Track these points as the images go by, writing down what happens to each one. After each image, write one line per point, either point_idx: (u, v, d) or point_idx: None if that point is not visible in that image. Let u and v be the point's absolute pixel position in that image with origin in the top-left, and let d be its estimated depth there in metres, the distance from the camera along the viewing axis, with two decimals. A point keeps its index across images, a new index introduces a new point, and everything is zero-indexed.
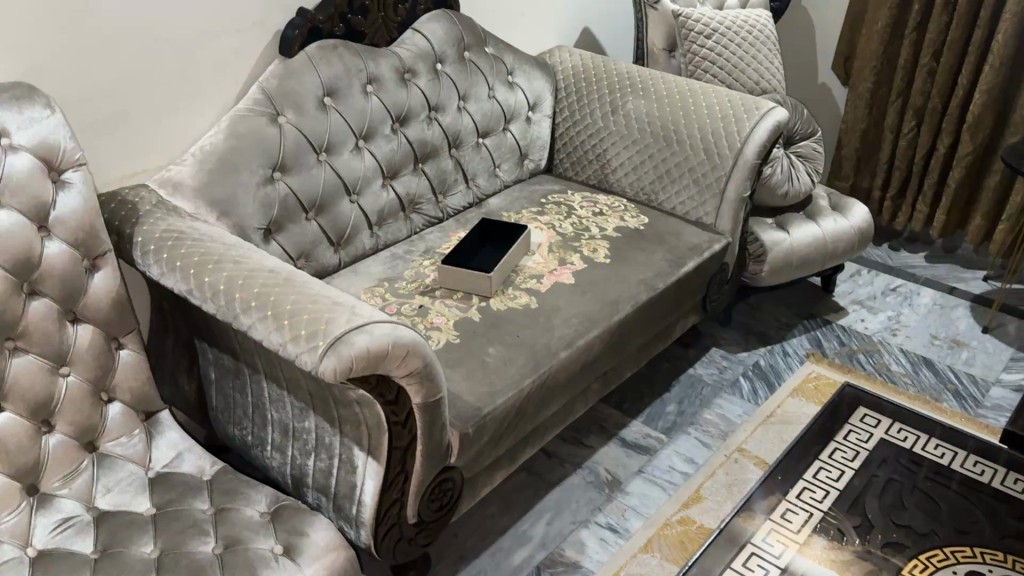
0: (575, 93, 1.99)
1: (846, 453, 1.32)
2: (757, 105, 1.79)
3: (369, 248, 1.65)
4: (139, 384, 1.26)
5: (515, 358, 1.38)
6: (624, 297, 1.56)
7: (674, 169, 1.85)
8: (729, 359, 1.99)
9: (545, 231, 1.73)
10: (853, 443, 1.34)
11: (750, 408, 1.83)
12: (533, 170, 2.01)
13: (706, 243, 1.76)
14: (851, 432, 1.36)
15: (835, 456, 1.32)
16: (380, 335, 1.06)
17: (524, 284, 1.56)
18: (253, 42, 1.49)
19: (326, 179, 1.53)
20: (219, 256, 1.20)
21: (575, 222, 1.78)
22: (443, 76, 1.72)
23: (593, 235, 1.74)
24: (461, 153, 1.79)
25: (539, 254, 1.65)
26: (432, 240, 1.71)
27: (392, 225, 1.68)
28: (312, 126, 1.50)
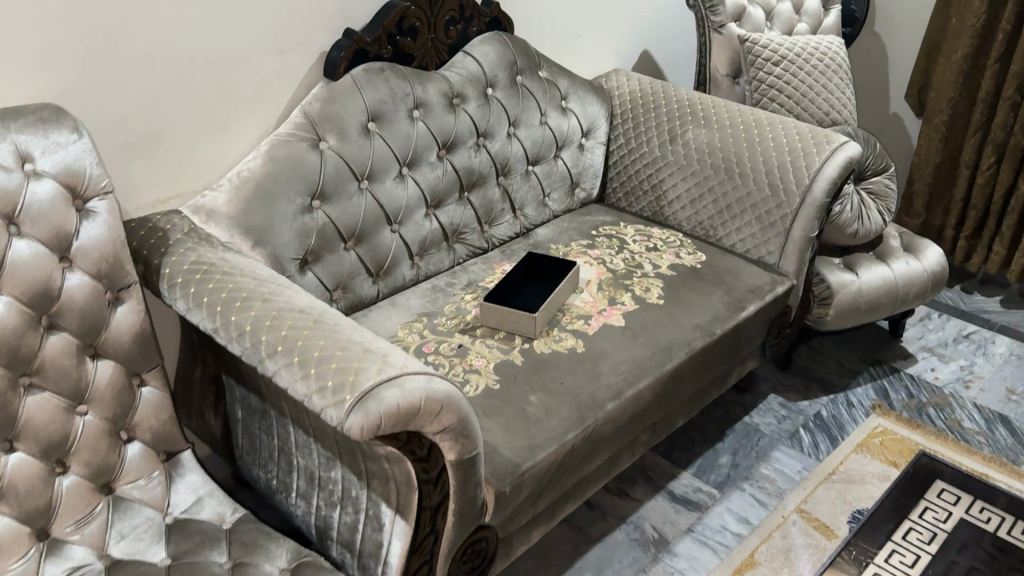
0: (632, 120, 1.90)
1: (921, 534, 1.19)
2: (828, 140, 1.68)
3: (409, 280, 1.57)
4: (161, 423, 1.19)
5: (559, 408, 1.28)
6: (678, 344, 1.45)
7: (735, 204, 1.74)
8: (789, 408, 1.87)
9: (595, 266, 1.63)
10: (929, 523, 1.20)
11: (809, 463, 1.71)
12: (584, 199, 1.92)
13: (768, 285, 1.65)
14: (927, 510, 1.22)
15: (909, 538, 1.18)
16: (412, 389, 0.97)
17: (572, 324, 1.46)
18: (296, 64, 1.43)
19: (367, 208, 1.46)
20: (248, 293, 1.13)
21: (628, 257, 1.68)
22: (493, 101, 1.63)
23: (646, 272, 1.63)
24: (509, 182, 1.71)
25: (588, 292, 1.55)
26: (475, 273, 1.63)
27: (434, 255, 1.60)
28: (354, 153, 1.43)
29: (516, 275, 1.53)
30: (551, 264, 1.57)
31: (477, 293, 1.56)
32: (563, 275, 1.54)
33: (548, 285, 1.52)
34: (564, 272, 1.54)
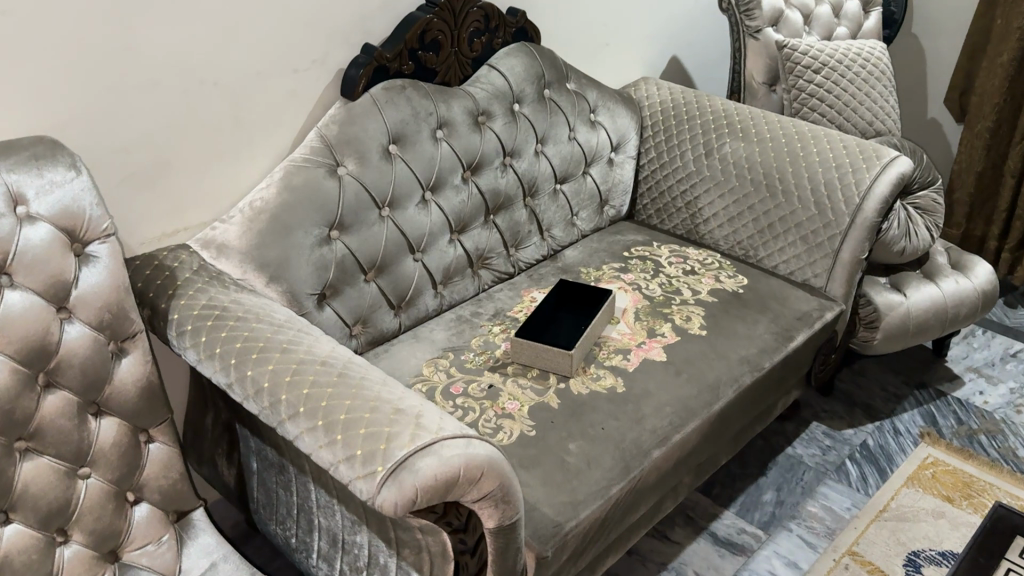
0: (663, 132, 1.79)
1: None
2: (877, 155, 1.57)
3: (433, 310, 1.47)
4: (171, 481, 1.10)
5: (601, 457, 1.18)
6: (725, 381, 1.35)
7: (777, 223, 1.63)
8: (833, 437, 1.77)
9: (631, 293, 1.52)
10: None
11: (858, 499, 1.62)
12: (613, 217, 1.81)
13: (816, 311, 1.54)
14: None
15: None
16: (450, 457, 0.87)
17: (610, 360, 1.36)
18: (312, 83, 1.33)
19: (389, 236, 1.36)
20: (264, 342, 1.02)
21: (665, 281, 1.57)
22: (520, 117, 1.53)
23: (685, 298, 1.53)
24: (537, 203, 1.60)
25: (625, 322, 1.45)
26: (502, 301, 1.52)
27: (458, 283, 1.50)
28: (374, 179, 1.33)
29: (547, 305, 1.43)
30: (585, 292, 1.46)
31: (506, 325, 1.46)
32: (598, 305, 1.43)
33: (582, 315, 1.41)
34: (599, 301, 1.44)
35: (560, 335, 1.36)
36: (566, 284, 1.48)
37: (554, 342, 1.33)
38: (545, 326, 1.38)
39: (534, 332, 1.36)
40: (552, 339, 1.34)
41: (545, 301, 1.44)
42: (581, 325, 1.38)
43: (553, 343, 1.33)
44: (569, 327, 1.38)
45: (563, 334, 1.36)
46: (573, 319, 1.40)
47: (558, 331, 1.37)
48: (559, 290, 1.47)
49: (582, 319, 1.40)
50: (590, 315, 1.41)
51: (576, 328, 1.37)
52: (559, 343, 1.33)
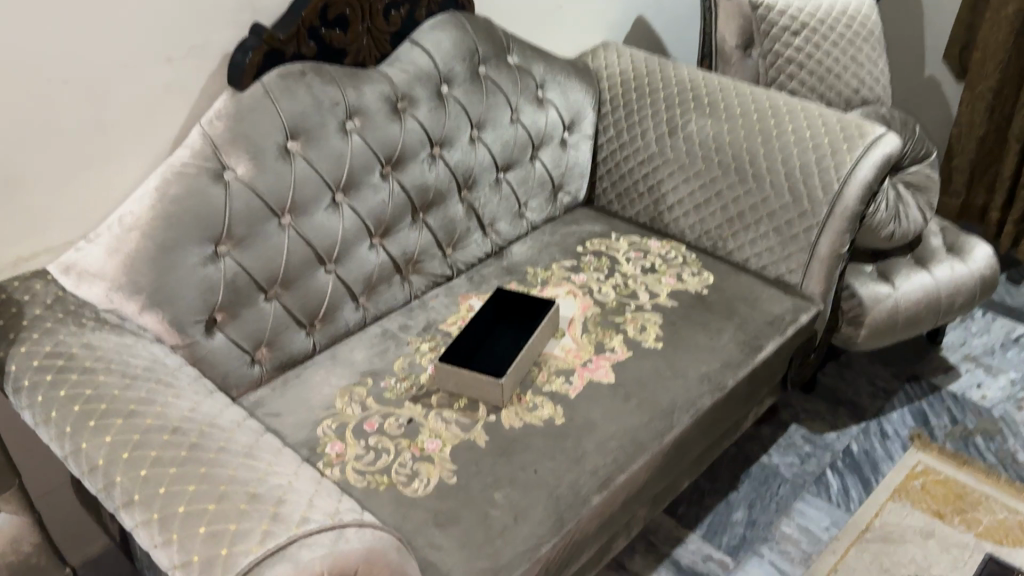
0: (624, 107, 1.59)
1: None
2: (861, 133, 1.37)
3: (353, 325, 1.30)
4: (24, 557, 0.95)
5: (530, 508, 1.02)
6: (681, 405, 1.18)
7: (748, 212, 1.45)
8: (813, 442, 1.61)
9: (580, 298, 1.35)
10: None
11: (839, 517, 1.46)
12: (569, 203, 1.63)
13: (790, 314, 1.36)
14: None
15: None
16: (311, 559, 0.71)
17: (550, 385, 1.18)
18: (194, 72, 1.14)
19: (291, 248, 1.18)
20: (109, 405, 0.86)
21: (619, 282, 1.39)
22: (450, 101, 1.33)
23: (641, 303, 1.35)
24: (476, 196, 1.42)
25: (571, 336, 1.27)
26: (434, 311, 1.35)
27: (384, 293, 1.33)
28: (269, 183, 1.14)
29: (482, 318, 1.25)
30: (525, 302, 1.28)
31: (437, 342, 1.28)
32: (538, 318, 1.25)
33: (520, 329, 1.23)
34: (540, 313, 1.26)
35: (493, 356, 1.18)
36: (505, 291, 1.30)
37: (484, 367, 1.16)
38: (478, 345, 1.21)
39: (463, 354, 1.19)
40: (483, 363, 1.17)
41: (479, 313, 1.26)
42: (517, 342, 1.21)
43: (482, 368, 1.15)
44: (504, 346, 1.20)
45: (495, 356, 1.18)
46: (508, 336, 1.22)
47: (491, 351, 1.20)
48: (496, 299, 1.29)
49: (519, 334, 1.22)
50: (528, 329, 1.23)
51: (511, 347, 1.20)
52: (490, 368, 1.15)
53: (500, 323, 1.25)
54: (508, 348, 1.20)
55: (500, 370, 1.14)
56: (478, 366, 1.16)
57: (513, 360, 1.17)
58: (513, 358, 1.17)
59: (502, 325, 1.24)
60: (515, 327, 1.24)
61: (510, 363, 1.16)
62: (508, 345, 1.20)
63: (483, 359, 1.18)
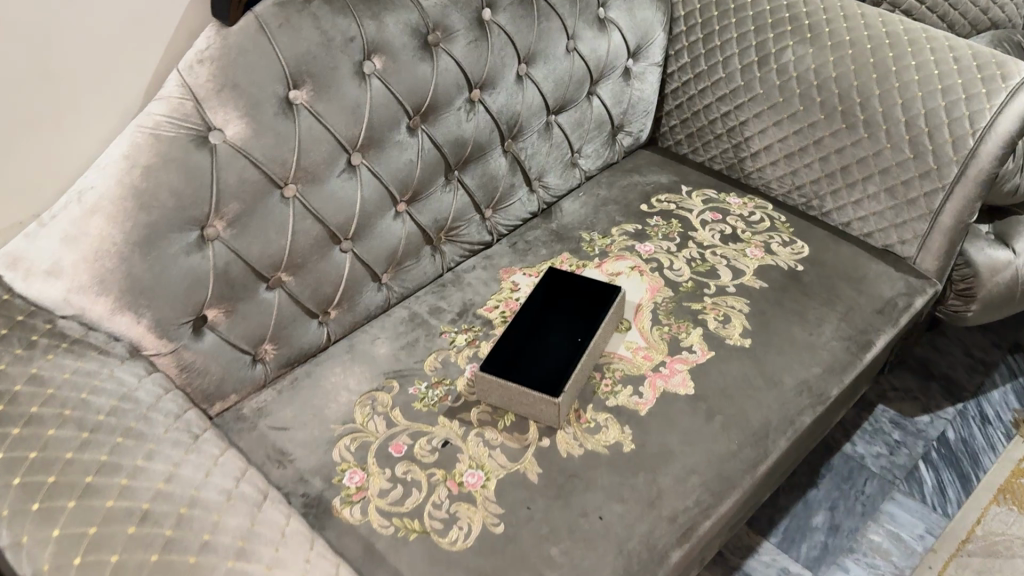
0: (701, 29, 1.30)
1: None
2: (1004, 74, 1.08)
3: (375, 309, 1.08)
4: None
5: (597, 569, 0.82)
6: (776, 425, 0.97)
7: (853, 167, 1.19)
8: (903, 428, 1.40)
9: (648, 279, 1.11)
10: None
11: (934, 522, 1.27)
12: (630, 145, 1.37)
13: (902, 299, 1.13)
14: None
15: None
16: None
17: (616, 397, 0.97)
18: (167, 3, 0.88)
19: (297, 225, 0.95)
20: (57, 478, 0.65)
21: (692, 255, 1.16)
22: (491, 29, 1.06)
23: (722, 283, 1.12)
24: (523, 145, 1.16)
25: (638, 330, 1.05)
26: (471, 290, 1.12)
27: (412, 269, 1.10)
28: (267, 147, 0.90)
29: (527, 313, 1.04)
30: (583, 289, 1.06)
31: (475, 333, 1.06)
32: (601, 310, 1.03)
33: (579, 323, 1.02)
34: (604, 303, 1.03)
35: (547, 362, 0.97)
36: (556, 276, 1.08)
37: (536, 377, 0.94)
38: (527, 345, 0.99)
39: (510, 357, 0.98)
40: (535, 373, 0.95)
41: (524, 309, 1.04)
42: (576, 341, 0.99)
43: (534, 378, 0.94)
44: (559, 346, 0.99)
45: (549, 361, 0.97)
46: (564, 332, 1.01)
47: (543, 353, 0.98)
48: (545, 287, 1.07)
49: (579, 330, 1.01)
50: (589, 324, 1.01)
51: (568, 349, 0.98)
52: (545, 380, 0.94)
53: (553, 314, 1.03)
54: (564, 350, 0.98)
55: (558, 383, 0.93)
56: (530, 376, 0.95)
57: (572, 369, 0.95)
58: (571, 365, 0.96)
59: (555, 318, 1.03)
60: (572, 321, 1.02)
61: (569, 373, 0.95)
62: (564, 345, 0.99)
63: (534, 365, 0.97)
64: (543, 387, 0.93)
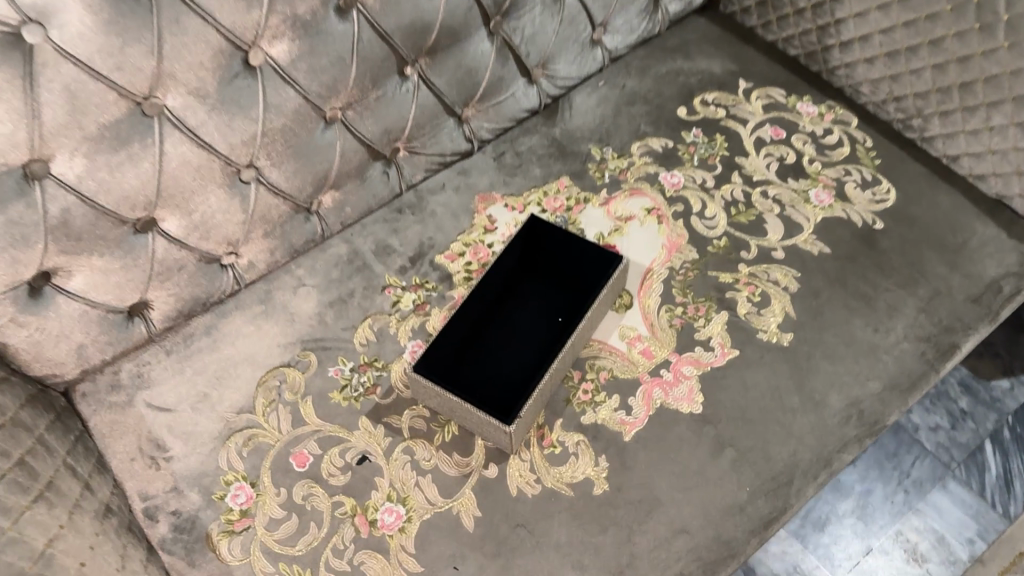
0: None
1: None
2: None
3: (302, 243, 0.83)
4: None
5: None
6: (805, 467, 0.73)
7: (981, 86, 0.83)
8: (973, 395, 1.15)
9: (669, 235, 0.83)
10: None
11: (989, 524, 1.05)
12: (681, 11, 1.01)
13: (1011, 282, 0.83)
14: None
15: None
16: None
17: (597, 411, 0.73)
18: None
19: (168, 151, 0.68)
20: None
21: (733, 194, 0.86)
22: None
23: (767, 243, 0.83)
24: (517, 23, 0.84)
25: (641, 310, 0.79)
26: (433, 223, 0.86)
27: (353, 193, 0.84)
28: (110, 48, 0.61)
29: (495, 280, 0.78)
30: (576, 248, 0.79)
31: (427, 293, 0.81)
32: (596, 282, 0.76)
33: (566, 296, 0.77)
34: (602, 272, 0.77)
35: (511, 355, 0.74)
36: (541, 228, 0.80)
37: (489, 387, 0.71)
38: (490, 324, 0.75)
39: (463, 339, 0.74)
40: (490, 378, 0.72)
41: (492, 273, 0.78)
42: (556, 324, 0.76)
43: (485, 390, 0.71)
44: (532, 329, 0.75)
45: (514, 354, 0.74)
46: (542, 308, 0.77)
47: (510, 339, 0.75)
48: (524, 243, 0.80)
49: (564, 307, 0.76)
50: (577, 300, 0.76)
51: (544, 337, 0.75)
52: (498, 394, 0.71)
53: (532, 278, 0.78)
54: (537, 335, 0.75)
55: (515, 402, 0.70)
56: (481, 384, 0.72)
57: (540, 375, 0.71)
58: (541, 365, 0.72)
59: (533, 285, 0.78)
60: (557, 291, 0.77)
61: (535, 382, 0.71)
62: (540, 329, 0.75)
63: (492, 360, 0.73)
64: (494, 408, 0.70)
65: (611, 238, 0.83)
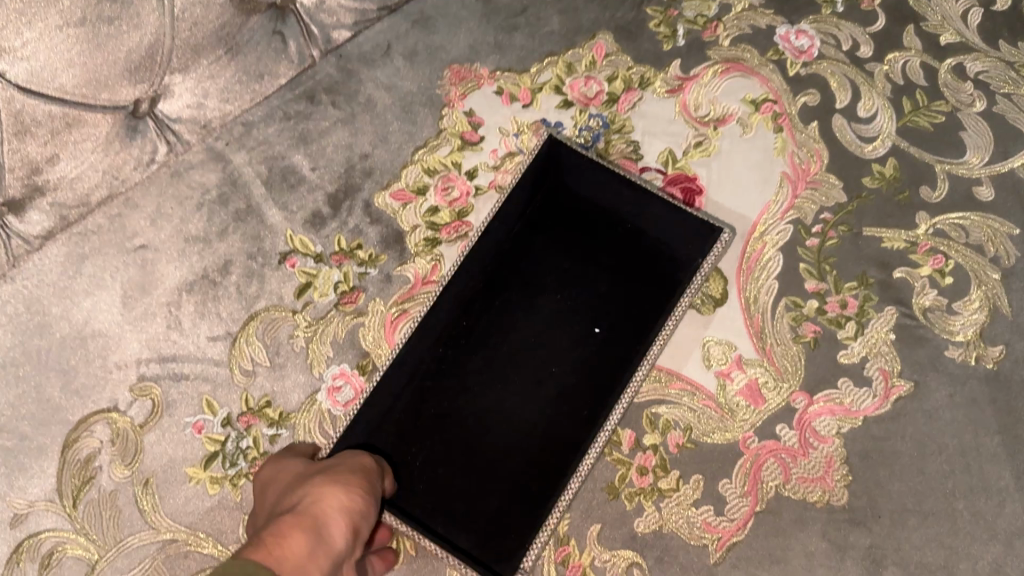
0: None
1: None
2: None
3: (136, 170, 0.46)
4: None
5: None
6: None
7: None
8: None
9: (795, 161, 0.47)
10: None
11: None
12: None
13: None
14: None
15: None
16: None
17: (663, 509, 0.42)
18: None
19: None
20: None
21: (905, 73, 0.49)
22: None
23: (965, 172, 0.47)
24: None
25: (743, 312, 0.45)
26: (370, 126, 0.49)
27: (220, 77, 0.46)
28: None
29: (480, 261, 0.44)
30: (626, 207, 0.45)
31: (361, 271, 0.48)
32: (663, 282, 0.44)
33: (608, 286, 0.44)
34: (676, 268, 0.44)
35: (505, 406, 0.42)
36: (572, 168, 0.46)
37: (466, 473, 0.41)
38: (467, 338, 0.43)
39: (429, 368, 0.43)
40: (468, 456, 0.42)
41: (478, 253, 0.44)
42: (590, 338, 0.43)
43: (459, 481, 0.41)
44: (550, 341, 0.43)
45: (513, 404, 0.42)
46: (562, 306, 0.44)
47: (507, 369, 0.43)
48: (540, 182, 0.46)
49: (605, 308, 0.43)
50: (627, 300, 0.44)
51: (565, 372, 0.43)
52: (481, 491, 0.41)
53: (549, 243, 0.45)
54: (555, 362, 0.43)
55: (513, 515, 0.41)
56: (451, 467, 0.42)
57: (558, 464, 0.41)
58: (559, 435, 0.42)
59: (546, 257, 0.44)
60: (592, 275, 0.44)
61: (547, 478, 0.41)
62: (559, 350, 0.43)
63: (472, 417, 0.42)
64: (474, 526, 0.41)
65: (688, 162, 0.48)
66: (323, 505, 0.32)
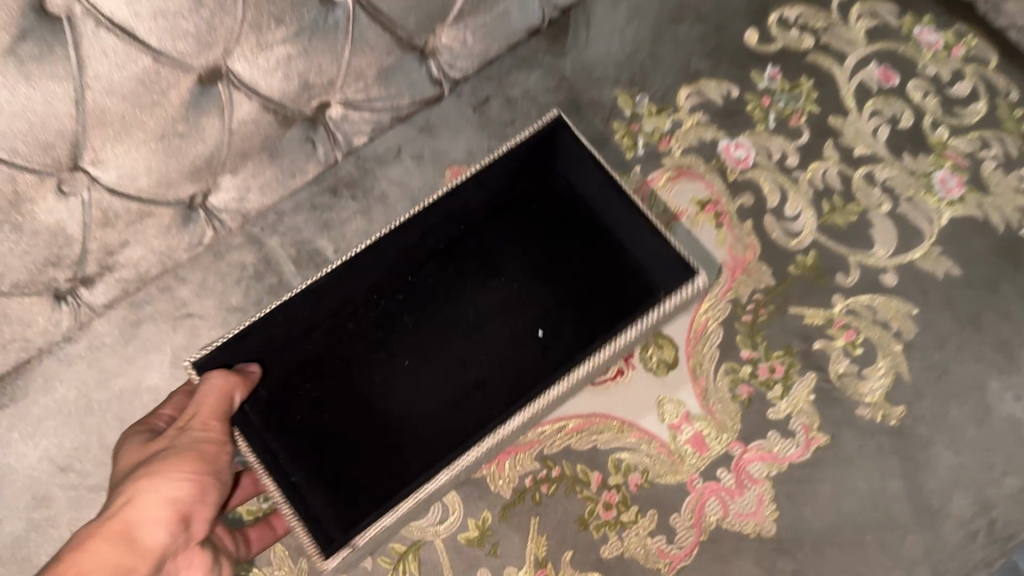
0: None
1: None
2: None
3: (187, 252, 0.56)
4: None
5: None
6: None
7: None
8: None
9: (732, 249, 0.58)
10: None
11: None
12: None
13: None
14: None
15: None
16: None
17: (624, 538, 0.51)
18: None
19: None
20: None
21: (824, 179, 0.59)
22: None
23: (873, 261, 0.57)
24: None
25: (690, 374, 0.55)
26: (382, 216, 0.59)
27: (261, 176, 0.55)
28: None
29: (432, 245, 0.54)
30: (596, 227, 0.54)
31: None
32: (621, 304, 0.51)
33: (559, 297, 0.53)
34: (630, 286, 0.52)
35: (422, 378, 0.51)
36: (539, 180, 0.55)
37: (369, 439, 0.50)
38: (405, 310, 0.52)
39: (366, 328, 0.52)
40: (371, 414, 0.50)
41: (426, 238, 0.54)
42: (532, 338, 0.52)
43: (355, 438, 0.50)
44: (487, 332, 0.52)
45: (424, 379, 0.51)
46: (509, 301, 0.53)
47: (431, 347, 0.52)
48: (513, 184, 0.55)
49: (550, 317, 0.52)
50: (572, 308, 0.52)
51: (489, 360, 0.52)
52: (373, 451, 0.49)
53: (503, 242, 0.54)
54: (484, 351, 0.52)
55: (392, 478, 0.48)
56: (354, 421, 0.50)
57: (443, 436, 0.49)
58: (453, 409, 0.50)
59: (501, 250, 0.54)
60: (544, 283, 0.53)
61: (432, 446, 0.49)
62: (489, 343, 0.52)
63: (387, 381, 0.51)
64: (343, 486, 0.48)
65: None
66: (138, 499, 0.43)
